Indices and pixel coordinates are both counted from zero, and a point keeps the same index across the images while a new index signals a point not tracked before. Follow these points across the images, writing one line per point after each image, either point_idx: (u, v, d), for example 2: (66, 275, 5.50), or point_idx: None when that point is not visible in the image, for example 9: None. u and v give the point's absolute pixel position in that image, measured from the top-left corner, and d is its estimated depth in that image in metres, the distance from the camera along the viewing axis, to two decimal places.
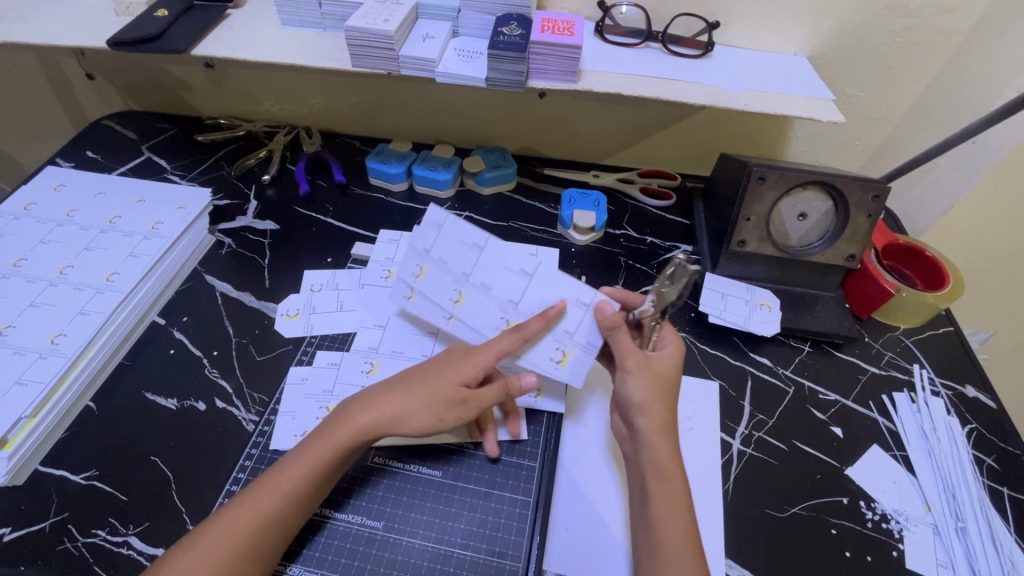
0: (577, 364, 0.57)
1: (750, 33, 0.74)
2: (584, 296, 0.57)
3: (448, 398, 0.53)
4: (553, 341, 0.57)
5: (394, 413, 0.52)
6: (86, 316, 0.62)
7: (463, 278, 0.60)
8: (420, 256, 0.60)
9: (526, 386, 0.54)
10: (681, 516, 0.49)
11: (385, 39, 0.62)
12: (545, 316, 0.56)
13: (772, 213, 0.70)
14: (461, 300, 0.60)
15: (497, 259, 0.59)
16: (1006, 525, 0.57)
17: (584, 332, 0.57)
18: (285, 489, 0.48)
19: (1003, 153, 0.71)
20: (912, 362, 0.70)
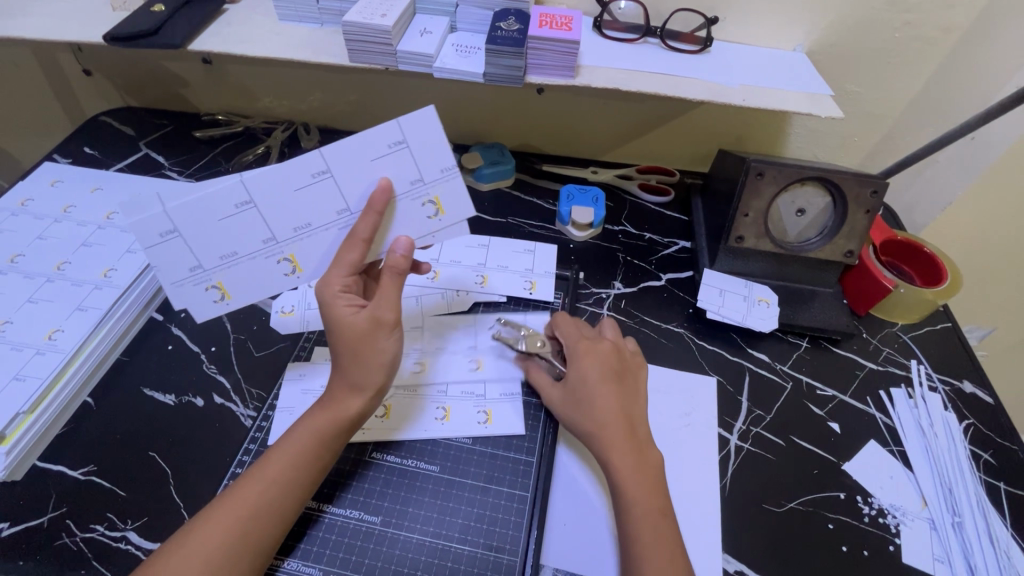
0: (447, 199, 0.57)
1: (749, 29, 0.73)
2: (394, 136, 0.53)
3: (367, 331, 0.52)
4: (412, 201, 0.56)
5: (347, 380, 0.52)
6: (83, 312, 0.62)
7: (270, 245, 0.56)
8: (204, 275, 0.56)
9: (402, 249, 0.53)
10: (655, 524, 0.49)
11: (382, 34, 0.62)
12: (370, 209, 0.53)
13: (770, 209, 0.70)
14: (298, 263, 0.57)
15: (274, 194, 0.53)
16: (1002, 520, 0.57)
17: (428, 166, 0.55)
18: (267, 477, 0.48)
19: (1001, 150, 0.71)
20: (910, 358, 0.70)
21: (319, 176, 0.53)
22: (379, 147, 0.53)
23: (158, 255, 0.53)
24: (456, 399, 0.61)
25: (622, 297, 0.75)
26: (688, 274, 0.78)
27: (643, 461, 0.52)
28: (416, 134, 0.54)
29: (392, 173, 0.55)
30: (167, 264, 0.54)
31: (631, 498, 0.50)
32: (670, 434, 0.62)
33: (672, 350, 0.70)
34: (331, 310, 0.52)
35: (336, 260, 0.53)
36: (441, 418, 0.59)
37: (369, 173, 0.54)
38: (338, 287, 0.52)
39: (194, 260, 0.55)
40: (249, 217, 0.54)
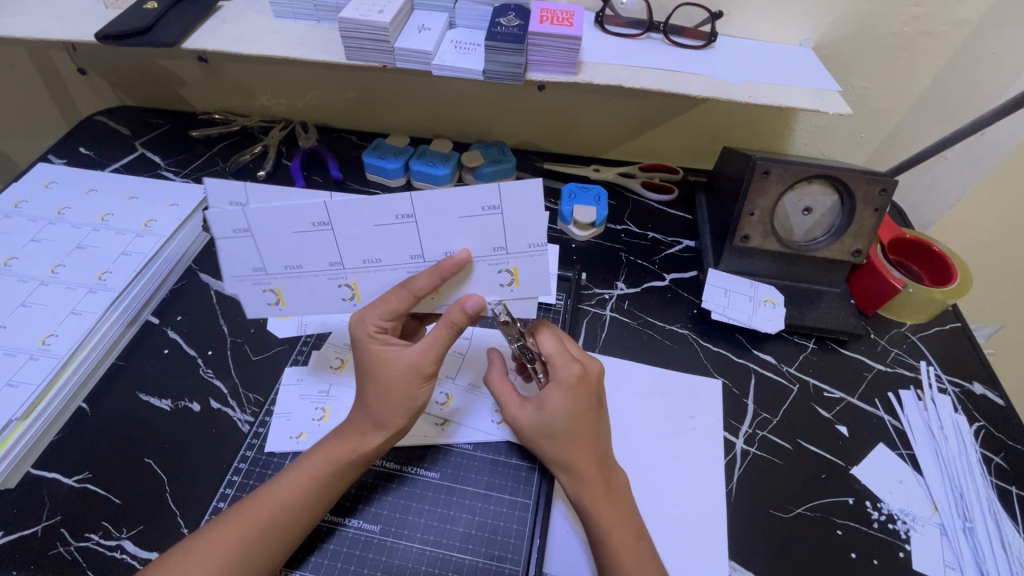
0: (527, 272, 0.49)
1: (754, 23, 0.72)
2: (489, 199, 0.45)
3: (401, 378, 0.49)
4: (490, 265, 0.49)
5: (370, 418, 0.50)
6: (77, 316, 0.61)
7: (336, 269, 0.50)
8: (263, 278, 0.50)
9: (473, 308, 0.48)
10: (630, 544, 0.48)
11: (380, 30, 0.60)
12: (437, 270, 0.47)
13: (777, 208, 0.69)
14: (358, 292, 0.51)
15: (356, 223, 0.47)
16: (1014, 525, 0.56)
17: (517, 237, 0.47)
18: (275, 501, 0.47)
19: (1012, 146, 0.70)
20: (918, 359, 0.69)
21: (403, 218, 0.46)
22: (471, 206, 0.45)
23: (228, 248, 0.48)
24: (458, 404, 0.60)
25: (625, 298, 0.74)
26: (692, 274, 0.77)
27: (610, 487, 0.50)
28: (517, 206, 0.45)
29: (474, 236, 0.47)
30: (232, 259, 0.49)
31: (600, 520, 0.49)
32: (674, 438, 0.61)
33: (676, 352, 0.69)
34: (366, 350, 0.50)
35: (379, 302, 0.49)
36: (442, 423, 0.58)
37: (452, 227, 0.46)
38: (373, 329, 0.49)
39: (257, 262, 0.49)
40: (324, 236, 0.47)
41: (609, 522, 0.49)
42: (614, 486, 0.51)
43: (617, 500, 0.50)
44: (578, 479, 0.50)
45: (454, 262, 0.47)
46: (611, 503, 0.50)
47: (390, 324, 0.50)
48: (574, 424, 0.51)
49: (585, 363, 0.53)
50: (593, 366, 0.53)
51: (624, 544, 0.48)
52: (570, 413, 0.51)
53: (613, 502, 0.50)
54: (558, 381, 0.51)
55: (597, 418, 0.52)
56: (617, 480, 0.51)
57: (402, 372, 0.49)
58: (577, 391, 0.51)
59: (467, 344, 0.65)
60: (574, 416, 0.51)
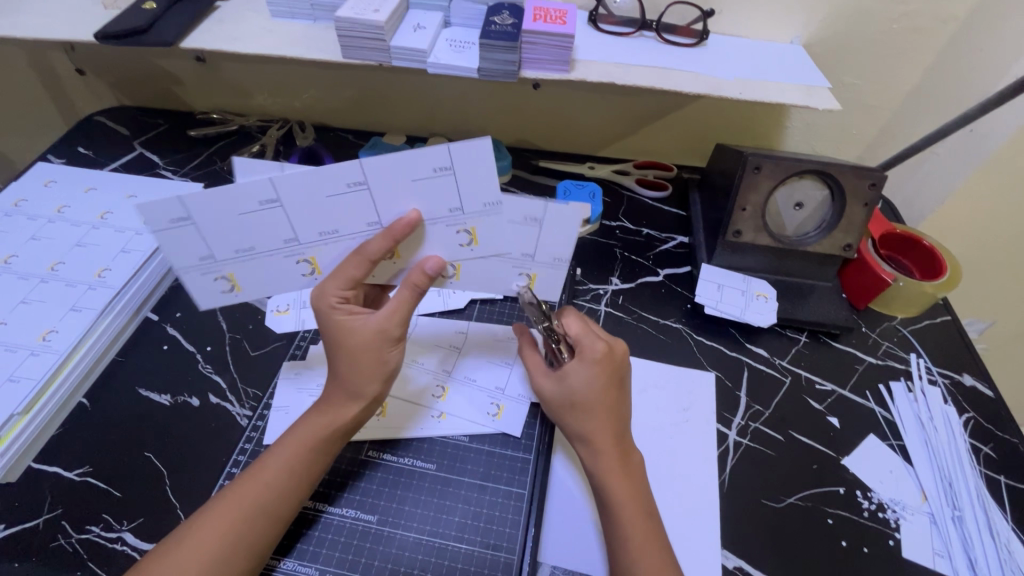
0: (485, 230, 0.51)
1: (746, 21, 0.73)
2: (441, 162, 0.45)
3: (369, 344, 0.50)
4: (446, 226, 0.50)
5: (345, 388, 0.51)
6: (78, 312, 0.62)
7: (291, 246, 0.50)
8: (213, 267, 0.50)
9: (433, 270, 0.50)
10: (640, 520, 0.49)
11: (375, 29, 0.61)
12: (388, 233, 0.48)
13: (768, 203, 0.70)
14: (318, 266, 0.52)
15: (304, 197, 0.46)
16: (1003, 513, 0.57)
17: (470, 197, 0.48)
18: (263, 481, 0.48)
19: (1000, 141, 0.71)
20: (909, 352, 0.70)
21: (355, 186, 0.46)
22: (423, 169, 0.46)
23: (167, 240, 0.47)
24: (453, 398, 0.60)
25: (620, 293, 0.75)
26: (686, 270, 0.78)
27: (627, 461, 0.51)
28: (555, 220, 0.50)
29: (433, 198, 0.48)
30: (177, 249, 0.48)
31: (615, 493, 0.50)
32: (669, 430, 0.62)
33: (670, 346, 0.69)
34: (330, 322, 0.49)
35: (336, 273, 0.48)
36: (438, 416, 0.59)
37: (400, 190, 0.47)
38: (335, 299, 0.49)
39: (205, 251, 0.49)
40: (272, 216, 0.47)
41: (623, 495, 0.50)
42: (631, 462, 0.52)
43: (632, 476, 0.51)
44: (597, 451, 0.51)
45: (409, 223, 0.48)
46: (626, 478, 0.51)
47: (351, 293, 0.50)
48: (597, 398, 0.51)
49: (611, 341, 0.54)
50: (619, 346, 0.54)
51: (635, 518, 0.49)
52: (593, 387, 0.51)
53: (628, 477, 0.51)
54: (584, 355, 0.52)
55: (619, 395, 0.52)
56: (634, 458, 0.52)
57: (371, 340, 0.50)
58: (602, 366, 0.52)
59: (463, 338, 0.66)
60: (597, 390, 0.51)
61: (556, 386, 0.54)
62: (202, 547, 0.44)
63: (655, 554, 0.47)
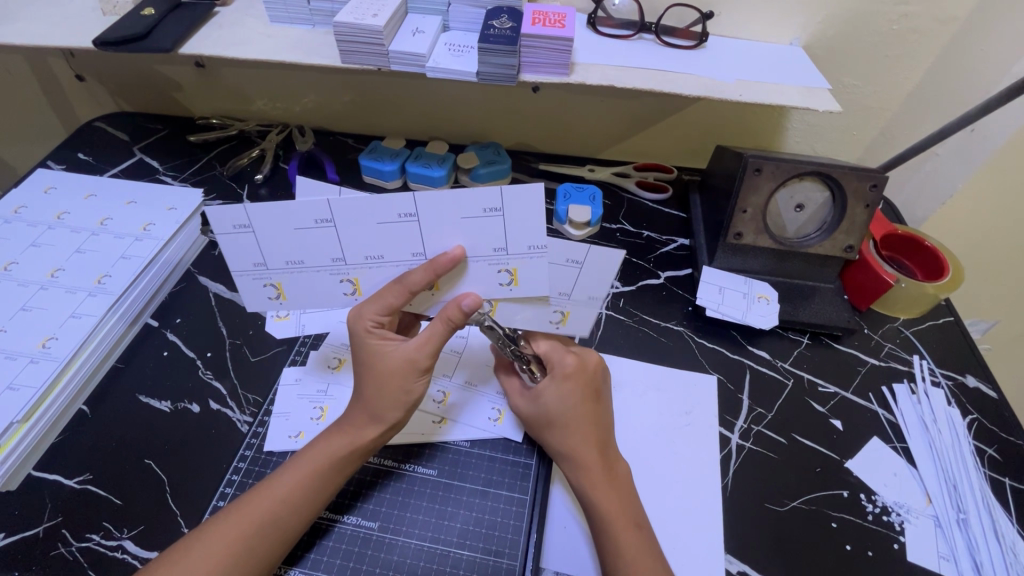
0: (527, 273, 0.49)
1: (745, 23, 0.73)
2: (492, 202, 0.45)
3: (396, 373, 0.50)
4: (488, 265, 0.49)
5: (367, 411, 0.51)
6: (78, 319, 0.62)
7: (338, 265, 0.50)
8: (264, 273, 0.51)
9: (468, 307, 0.49)
10: (629, 532, 0.48)
11: (374, 34, 0.61)
12: (431, 265, 0.47)
13: (769, 205, 0.69)
14: (360, 287, 0.52)
15: (358, 221, 0.47)
16: (1008, 516, 0.57)
17: (517, 240, 0.47)
18: (276, 496, 0.47)
19: (1001, 142, 0.70)
20: (912, 354, 0.70)
21: (405, 217, 0.46)
22: (472, 208, 0.45)
23: (228, 244, 0.48)
24: (453, 402, 0.60)
25: (620, 296, 0.74)
26: (687, 272, 0.77)
27: (611, 473, 0.51)
28: (596, 263, 0.50)
29: (478, 237, 0.47)
30: (236, 254, 0.49)
31: (599, 507, 0.49)
32: (671, 434, 0.61)
33: (671, 349, 0.69)
34: (364, 345, 0.51)
35: (376, 298, 0.50)
36: (439, 421, 0.59)
37: (452, 227, 0.47)
38: (370, 323, 0.50)
39: (259, 258, 0.50)
40: (326, 234, 0.48)
41: (609, 508, 0.49)
42: (616, 475, 0.51)
43: (618, 489, 0.51)
44: (577, 465, 0.51)
45: (445, 259, 0.47)
46: (614, 491, 0.50)
47: (387, 318, 0.51)
48: (573, 413, 0.53)
49: (581, 354, 0.56)
50: (591, 357, 0.56)
51: (625, 530, 0.48)
52: (568, 402, 0.53)
53: (614, 489, 0.50)
54: (557, 373, 0.54)
55: (596, 408, 0.54)
56: (620, 469, 0.52)
57: (398, 368, 0.50)
58: (574, 379, 0.54)
59: (463, 343, 0.66)
60: (571, 403, 0.53)
61: (532, 405, 0.55)
62: (209, 560, 0.44)
63: (649, 566, 0.47)
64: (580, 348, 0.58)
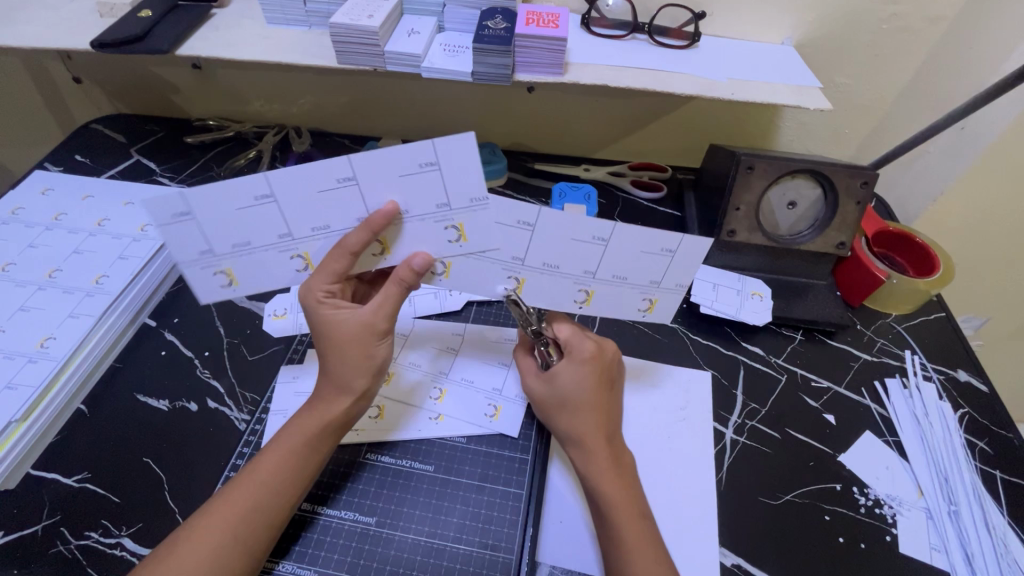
0: (474, 228, 0.49)
1: (737, 23, 0.74)
2: (426, 156, 0.44)
3: (356, 337, 0.51)
4: (434, 222, 0.49)
5: (334, 383, 0.52)
6: (75, 318, 0.62)
7: (285, 241, 0.50)
8: (211, 260, 0.50)
9: (420, 266, 0.50)
10: (633, 519, 0.49)
11: (369, 35, 0.62)
12: (366, 225, 0.47)
13: (761, 203, 0.70)
14: (311, 261, 0.52)
15: (298, 193, 0.46)
16: (998, 507, 0.57)
17: (456, 192, 0.47)
18: (261, 481, 0.48)
19: (989, 139, 0.71)
20: (904, 349, 0.70)
21: (344, 182, 0.46)
22: (407, 165, 0.45)
23: (166, 235, 0.47)
24: (450, 398, 0.61)
25: None
26: None
27: (617, 461, 0.52)
28: (689, 251, 0.50)
29: (421, 193, 0.47)
30: (178, 243, 0.48)
31: (608, 492, 0.50)
32: (666, 429, 0.62)
33: (666, 346, 0.70)
34: (317, 316, 0.51)
35: (320, 268, 0.49)
36: (435, 418, 0.59)
37: (393, 185, 0.46)
38: (322, 294, 0.50)
39: (204, 244, 0.48)
40: (267, 210, 0.47)
41: (615, 493, 0.50)
42: (622, 463, 0.52)
43: (625, 476, 0.52)
44: (587, 450, 0.52)
45: (383, 218, 0.47)
46: (622, 479, 0.51)
47: (337, 287, 0.51)
48: (585, 397, 0.53)
49: (600, 341, 0.56)
50: (609, 347, 0.57)
51: (630, 517, 0.49)
52: (579, 386, 0.54)
53: (621, 475, 0.51)
54: (574, 356, 0.55)
55: (606, 395, 0.54)
56: (626, 458, 0.53)
57: (363, 336, 0.51)
58: (588, 364, 0.54)
59: (460, 339, 0.66)
60: (586, 389, 0.54)
61: (547, 387, 0.55)
62: (201, 549, 0.44)
63: (652, 551, 0.47)
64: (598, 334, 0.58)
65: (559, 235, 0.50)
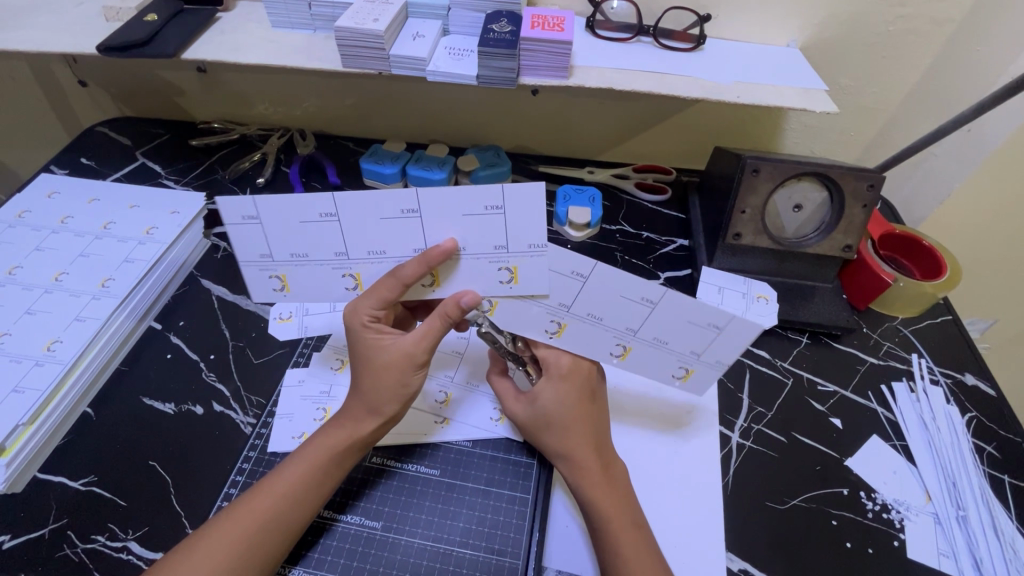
0: (528, 272, 0.49)
1: (742, 25, 0.73)
2: (494, 201, 0.45)
3: (393, 365, 0.51)
4: (489, 262, 0.49)
5: (365, 405, 0.51)
6: (82, 322, 0.62)
7: (341, 259, 0.50)
8: (269, 265, 0.51)
9: (467, 305, 0.49)
10: (628, 531, 0.49)
11: (375, 38, 0.62)
12: (423, 258, 0.47)
13: (767, 206, 0.70)
14: (361, 282, 0.52)
15: (363, 215, 0.47)
16: (1007, 513, 0.57)
17: (517, 238, 0.47)
18: (277, 492, 0.48)
19: (996, 142, 0.71)
20: (910, 352, 0.70)
21: (408, 213, 0.46)
22: (473, 206, 0.46)
23: (235, 235, 0.48)
24: (457, 402, 0.61)
25: None
26: (687, 273, 0.78)
27: (608, 473, 0.52)
28: (737, 330, 0.50)
29: (479, 232, 0.47)
30: (240, 245, 0.49)
31: (599, 506, 0.50)
32: (672, 432, 0.62)
33: None
34: (359, 339, 0.51)
35: (370, 292, 0.50)
36: (441, 422, 0.59)
37: (456, 223, 0.47)
38: (367, 318, 0.51)
39: (265, 249, 0.50)
40: (331, 227, 0.48)
41: (607, 507, 0.50)
42: (612, 476, 0.52)
43: (617, 490, 0.51)
44: (574, 466, 0.52)
45: (438, 253, 0.47)
46: (612, 493, 0.51)
47: (383, 312, 0.51)
48: (568, 414, 0.53)
49: (576, 354, 0.56)
50: (586, 358, 0.56)
51: (624, 528, 0.49)
52: (562, 403, 0.53)
53: (609, 486, 0.51)
54: (551, 374, 0.55)
55: (591, 408, 0.54)
56: (615, 469, 0.52)
57: (400, 364, 0.51)
58: (569, 380, 0.54)
59: (465, 343, 0.66)
60: (565, 405, 0.53)
61: (528, 407, 0.55)
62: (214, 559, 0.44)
63: (649, 563, 0.47)
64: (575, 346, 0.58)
65: (606, 286, 0.50)
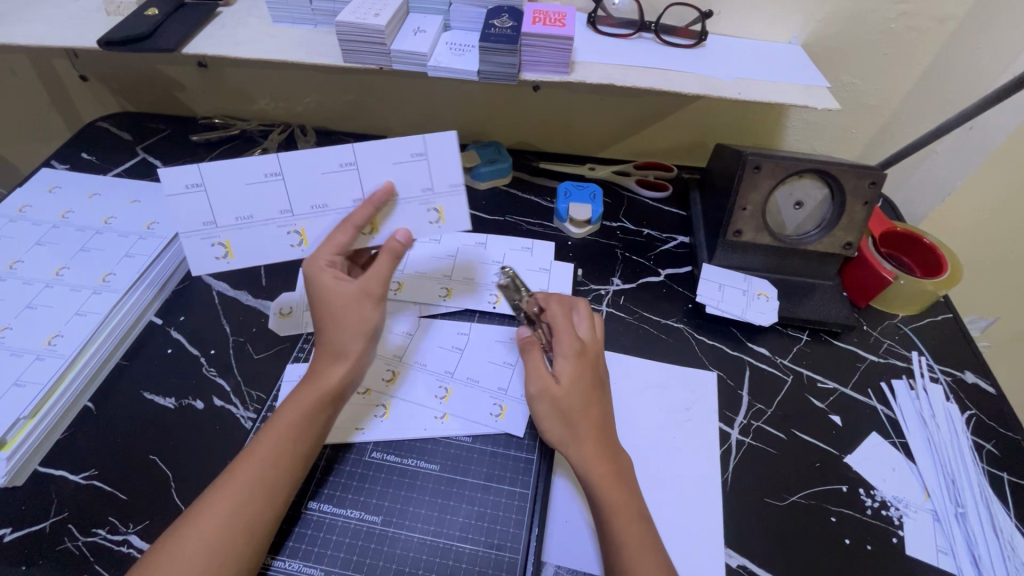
0: (453, 211, 0.57)
1: (744, 22, 0.73)
2: (416, 146, 0.53)
3: (350, 301, 0.52)
4: (419, 205, 0.56)
5: (329, 349, 0.53)
6: (83, 316, 0.62)
7: (285, 216, 0.55)
8: (212, 232, 0.55)
9: (400, 239, 0.55)
10: (632, 521, 0.49)
11: (376, 33, 0.62)
12: (369, 201, 0.53)
13: (768, 203, 0.70)
14: (306, 238, 0.56)
15: (305, 172, 0.53)
16: (1006, 510, 0.57)
17: (439, 178, 0.55)
18: (260, 456, 0.48)
19: (998, 140, 0.71)
20: (910, 350, 0.70)
21: (346, 166, 0.53)
22: (401, 153, 0.53)
23: (178, 205, 0.53)
24: (456, 398, 0.61)
25: (621, 294, 0.75)
26: (687, 270, 0.78)
27: (614, 464, 0.52)
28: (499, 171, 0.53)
29: (408, 179, 0.55)
30: (183, 214, 0.54)
31: (603, 496, 0.50)
32: (671, 428, 0.62)
33: (671, 346, 0.70)
34: (316, 283, 0.52)
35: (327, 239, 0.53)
36: (440, 417, 0.59)
37: (388, 173, 0.54)
38: (324, 263, 0.52)
39: (208, 217, 0.54)
40: (275, 187, 0.54)
41: (612, 498, 0.50)
42: (619, 467, 0.52)
43: (621, 480, 0.51)
44: (581, 451, 0.52)
45: (381, 193, 0.54)
46: (618, 484, 0.51)
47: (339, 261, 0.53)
48: (579, 396, 0.53)
49: (588, 337, 0.57)
50: (592, 343, 0.57)
51: (627, 520, 0.49)
52: (575, 382, 0.54)
53: (612, 470, 0.51)
54: (565, 350, 0.55)
55: (599, 393, 0.55)
56: (621, 459, 0.52)
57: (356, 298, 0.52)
58: (582, 361, 0.55)
59: (465, 339, 0.66)
60: (578, 389, 0.53)
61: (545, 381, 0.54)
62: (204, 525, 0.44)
63: (649, 556, 0.47)
64: (591, 327, 0.58)
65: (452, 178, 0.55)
